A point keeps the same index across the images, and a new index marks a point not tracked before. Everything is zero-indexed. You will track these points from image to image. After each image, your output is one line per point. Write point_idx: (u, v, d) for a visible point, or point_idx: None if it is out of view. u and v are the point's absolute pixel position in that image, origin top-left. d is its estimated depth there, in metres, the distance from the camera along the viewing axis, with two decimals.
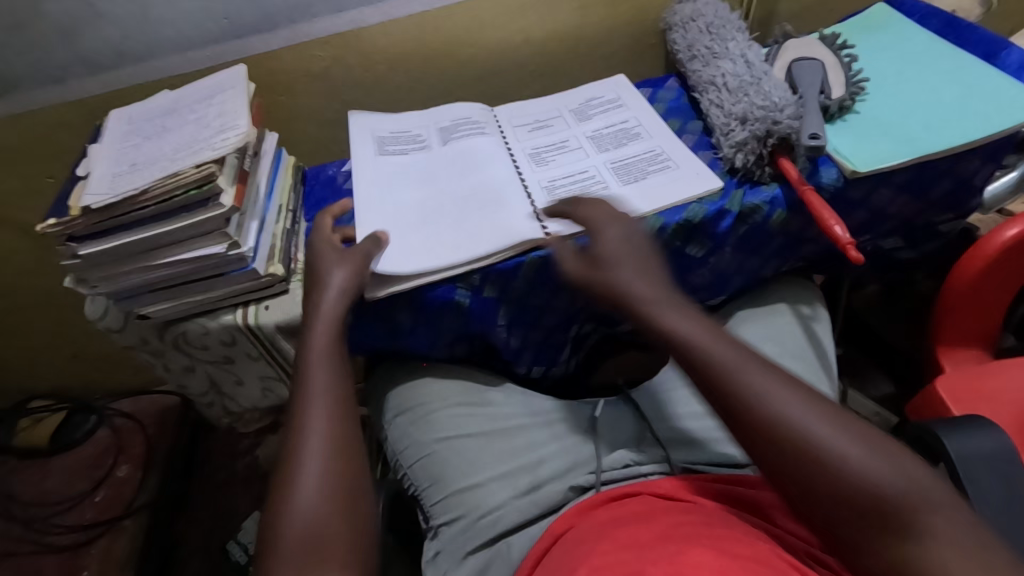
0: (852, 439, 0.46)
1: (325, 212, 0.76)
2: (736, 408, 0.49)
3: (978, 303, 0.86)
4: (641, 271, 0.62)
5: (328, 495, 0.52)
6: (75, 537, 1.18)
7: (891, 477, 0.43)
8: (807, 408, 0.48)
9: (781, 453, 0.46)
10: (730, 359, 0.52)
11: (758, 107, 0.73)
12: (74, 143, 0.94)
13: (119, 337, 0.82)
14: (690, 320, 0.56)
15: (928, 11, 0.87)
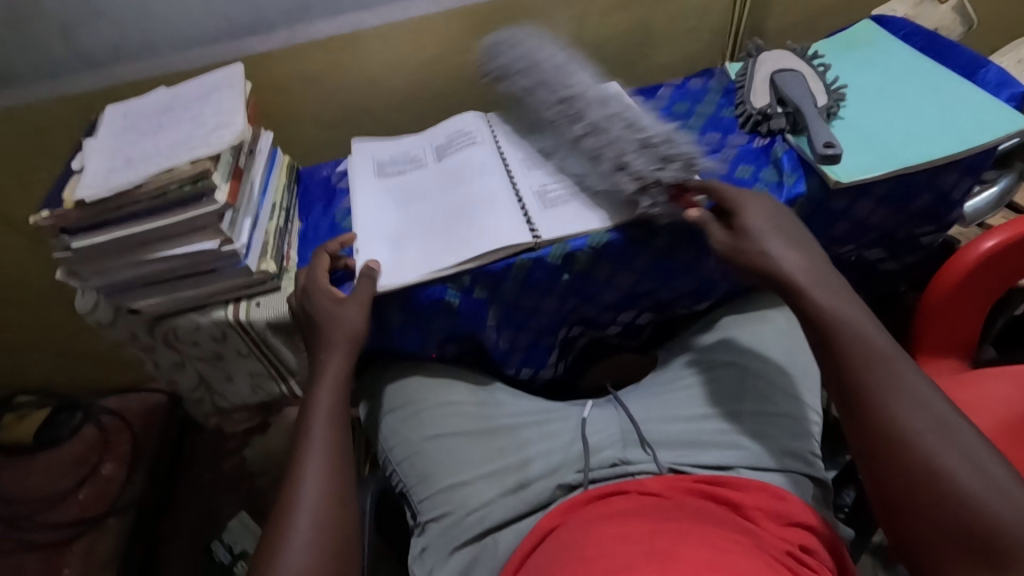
0: (959, 456, 0.52)
1: (324, 247, 0.76)
2: (872, 403, 0.56)
3: (956, 314, 0.88)
4: (788, 246, 0.66)
5: (326, 512, 0.58)
6: (56, 535, 1.17)
7: (987, 494, 0.49)
8: (929, 419, 0.54)
9: (887, 456, 0.54)
10: (886, 359, 0.58)
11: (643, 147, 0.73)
12: (68, 139, 0.94)
13: (109, 332, 0.82)
14: (851, 309, 0.62)
15: (911, 30, 0.90)
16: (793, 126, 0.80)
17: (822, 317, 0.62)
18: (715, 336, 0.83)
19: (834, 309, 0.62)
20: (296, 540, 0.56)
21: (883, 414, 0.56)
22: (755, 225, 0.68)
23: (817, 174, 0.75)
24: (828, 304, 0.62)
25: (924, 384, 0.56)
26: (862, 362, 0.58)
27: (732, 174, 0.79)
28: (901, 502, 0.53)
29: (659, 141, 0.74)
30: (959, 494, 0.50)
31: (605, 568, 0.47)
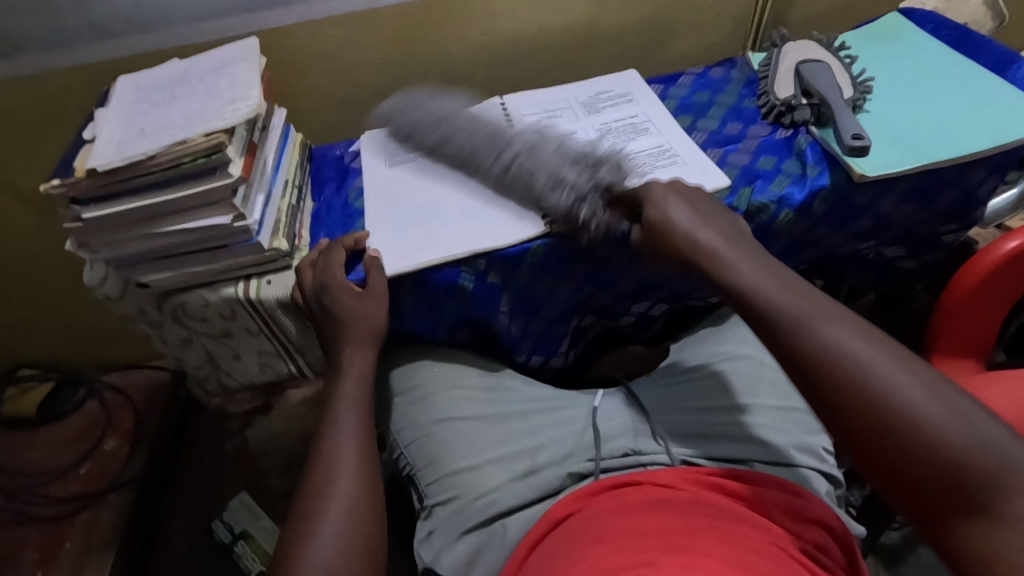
0: (918, 389, 0.47)
1: (339, 242, 0.73)
2: (818, 357, 0.51)
3: (975, 314, 0.87)
4: (701, 220, 0.65)
5: (355, 498, 0.58)
6: (58, 509, 1.17)
7: (951, 424, 0.45)
8: (881, 354, 0.50)
9: (839, 404, 0.49)
10: (803, 311, 0.55)
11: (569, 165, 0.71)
12: (79, 110, 0.93)
13: (118, 305, 0.81)
14: (769, 275, 0.59)
15: (940, 23, 0.88)
16: (817, 117, 0.80)
17: (739, 283, 0.59)
18: (729, 329, 0.82)
19: (762, 274, 0.59)
20: (330, 526, 0.55)
21: (830, 358, 0.51)
22: (678, 218, 0.65)
23: (842, 167, 0.74)
24: (747, 278, 0.59)
25: (847, 329, 0.52)
26: (797, 317, 0.54)
27: (754, 165, 0.78)
28: (858, 446, 0.48)
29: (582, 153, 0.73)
30: (925, 432, 0.45)
31: (628, 562, 0.46)
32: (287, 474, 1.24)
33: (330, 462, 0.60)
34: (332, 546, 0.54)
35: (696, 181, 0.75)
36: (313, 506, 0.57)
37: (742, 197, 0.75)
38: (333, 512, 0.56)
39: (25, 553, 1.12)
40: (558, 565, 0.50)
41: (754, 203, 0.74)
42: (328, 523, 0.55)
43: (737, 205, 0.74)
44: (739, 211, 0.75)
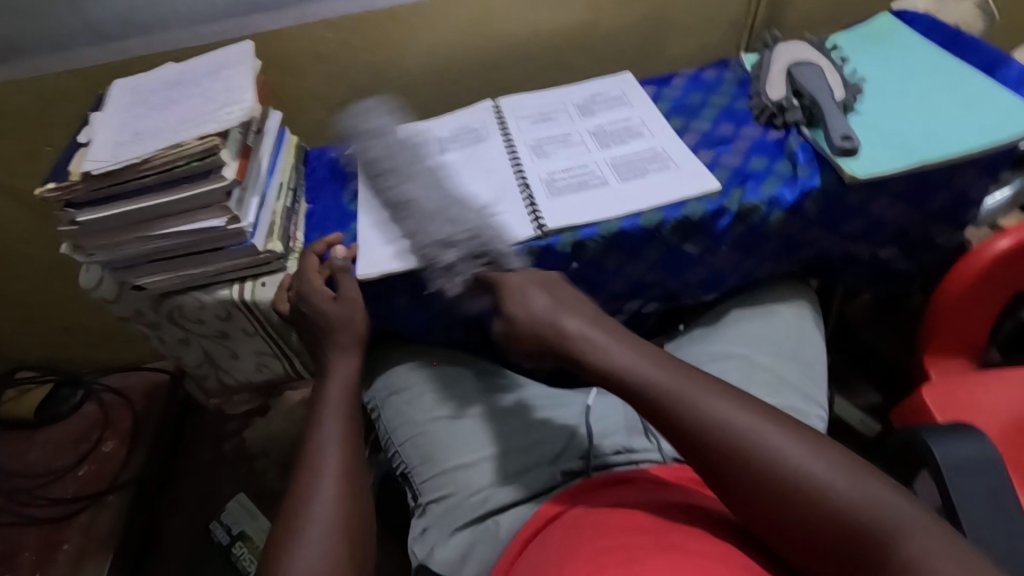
0: (798, 451, 0.49)
1: (309, 249, 0.75)
2: (697, 429, 0.52)
3: (967, 314, 0.88)
4: (577, 313, 0.64)
5: (342, 493, 0.58)
6: (56, 511, 1.18)
7: (833, 478, 0.47)
8: (752, 422, 0.51)
9: (731, 478, 0.50)
10: (673, 382, 0.55)
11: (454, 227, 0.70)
12: (75, 113, 0.93)
13: (114, 308, 0.82)
14: (642, 356, 0.59)
15: (931, 24, 0.89)
16: (809, 118, 0.79)
17: (614, 369, 0.58)
18: (722, 330, 0.83)
19: (621, 353, 0.59)
20: (319, 516, 0.55)
21: (715, 429, 0.51)
22: (543, 310, 0.65)
23: (832, 168, 0.74)
24: (616, 361, 0.59)
25: (722, 398, 0.53)
26: (682, 397, 0.54)
27: (745, 166, 0.78)
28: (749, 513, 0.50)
29: (458, 223, 0.71)
30: (818, 492, 0.47)
31: (615, 557, 0.46)
32: (285, 475, 1.24)
33: (322, 458, 0.60)
34: (322, 541, 0.53)
35: (688, 183, 0.76)
36: (305, 502, 0.57)
37: (734, 198, 0.75)
38: (325, 507, 0.56)
39: (24, 554, 1.13)
40: (549, 562, 0.50)
41: (745, 203, 0.75)
42: (319, 517, 0.55)
43: (729, 205, 0.75)
44: (730, 212, 0.75)
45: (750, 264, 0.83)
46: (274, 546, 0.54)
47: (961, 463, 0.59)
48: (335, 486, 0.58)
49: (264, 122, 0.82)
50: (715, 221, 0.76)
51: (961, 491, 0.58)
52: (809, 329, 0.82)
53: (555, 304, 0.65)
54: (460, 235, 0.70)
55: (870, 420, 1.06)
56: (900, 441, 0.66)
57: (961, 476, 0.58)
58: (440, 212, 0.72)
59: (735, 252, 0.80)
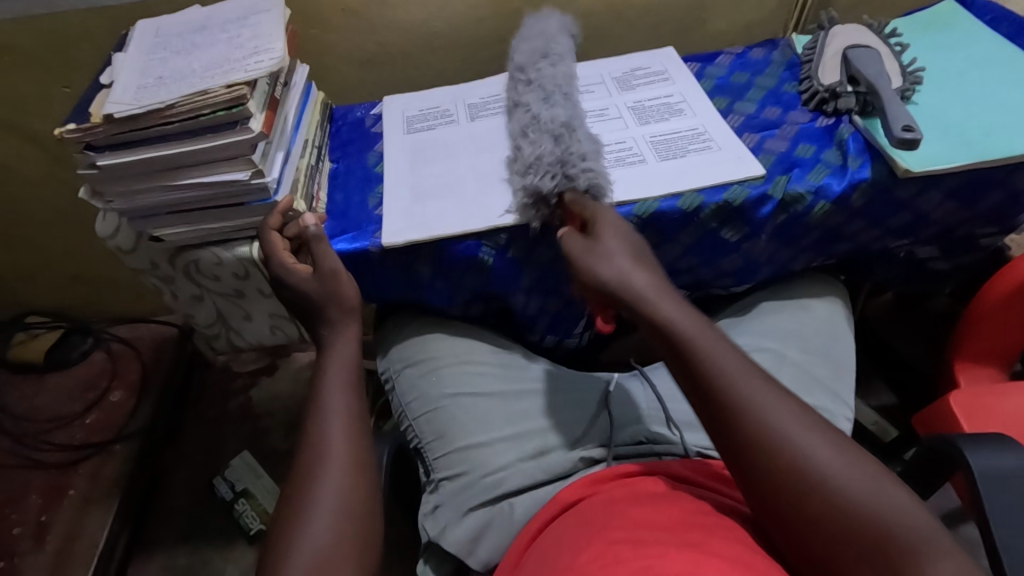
0: (830, 453, 0.46)
1: (267, 228, 0.70)
2: (742, 418, 0.48)
3: (1007, 322, 0.85)
4: (629, 274, 0.57)
5: (353, 460, 0.56)
6: (63, 456, 1.18)
7: (865, 487, 0.44)
8: (793, 418, 0.48)
9: (759, 475, 0.47)
10: (722, 352, 0.51)
11: (556, 149, 0.67)
12: (94, 54, 0.90)
13: (130, 258, 0.80)
14: (693, 317, 0.54)
15: (999, 14, 0.84)
16: (862, 106, 0.76)
17: (673, 327, 0.53)
18: (751, 321, 0.81)
19: (669, 310, 0.54)
20: (327, 488, 0.53)
21: (765, 423, 0.47)
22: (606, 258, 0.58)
23: (885, 160, 0.71)
24: (672, 318, 0.53)
25: (766, 386, 0.49)
26: (725, 374, 0.50)
27: (791, 152, 0.75)
28: (761, 506, 0.47)
29: (563, 153, 0.67)
30: (839, 496, 0.44)
31: (637, 550, 0.45)
32: (290, 437, 1.24)
33: (332, 424, 0.58)
34: (332, 513, 0.52)
35: (730, 167, 0.72)
36: (313, 469, 0.55)
37: (778, 185, 0.72)
38: (333, 477, 0.54)
39: (30, 497, 1.14)
40: (565, 549, 0.49)
41: (790, 192, 0.72)
42: (328, 488, 0.53)
43: (773, 193, 0.71)
44: (773, 200, 0.72)
45: (786, 255, 0.80)
46: (283, 516, 0.52)
47: (997, 475, 0.57)
48: (344, 457, 0.56)
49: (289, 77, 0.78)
50: (756, 208, 0.72)
51: (998, 503, 0.56)
52: (842, 327, 0.79)
53: (618, 249, 0.59)
54: (554, 160, 0.66)
55: (883, 421, 1.04)
56: (931, 447, 0.64)
57: (998, 488, 0.56)
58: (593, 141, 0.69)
59: (773, 241, 0.77)
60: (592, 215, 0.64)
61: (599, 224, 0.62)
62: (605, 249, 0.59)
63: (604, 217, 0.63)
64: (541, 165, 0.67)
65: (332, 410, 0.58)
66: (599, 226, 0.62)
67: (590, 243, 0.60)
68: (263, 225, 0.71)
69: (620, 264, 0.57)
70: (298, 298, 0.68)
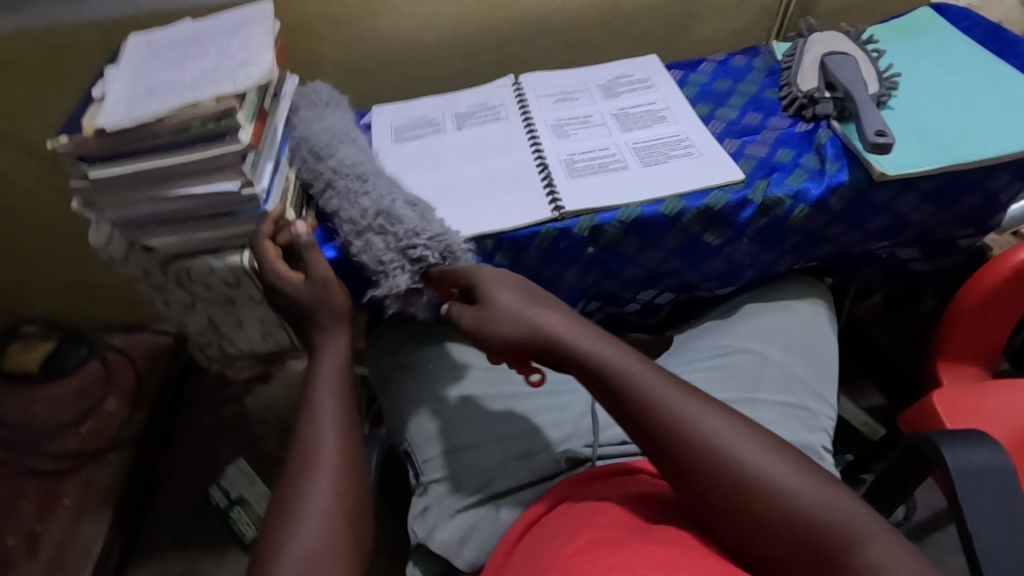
0: (759, 453, 0.48)
1: (259, 236, 0.71)
2: (669, 445, 0.50)
3: (985, 321, 0.86)
4: (550, 305, 0.57)
5: (343, 463, 0.57)
6: (57, 465, 1.19)
7: (796, 482, 0.47)
8: (716, 425, 0.50)
9: (700, 490, 0.48)
10: (646, 380, 0.52)
11: (386, 237, 0.66)
12: (88, 67, 0.91)
13: (122, 268, 0.81)
14: (611, 343, 0.54)
15: (973, 20, 0.86)
16: (840, 112, 0.77)
17: (597, 361, 0.53)
18: (736, 322, 0.82)
19: (587, 343, 0.54)
20: (317, 491, 0.54)
21: (694, 443, 0.49)
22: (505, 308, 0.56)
23: (861, 163, 0.73)
24: (593, 351, 0.53)
25: (692, 403, 0.51)
26: (644, 402, 0.51)
27: (771, 157, 0.76)
28: (711, 517, 0.49)
29: (403, 237, 0.65)
30: (772, 493, 0.46)
31: (620, 548, 0.46)
32: (285, 445, 1.24)
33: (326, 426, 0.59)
34: (322, 514, 0.53)
35: (711, 172, 0.74)
36: (304, 473, 0.56)
37: (758, 190, 0.73)
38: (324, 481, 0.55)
39: (24, 505, 1.14)
40: (548, 549, 0.50)
41: (770, 196, 0.73)
42: (319, 491, 0.54)
43: (753, 197, 0.73)
44: (753, 204, 0.73)
45: (769, 258, 0.81)
46: (272, 520, 0.53)
47: (972, 470, 0.58)
48: (335, 460, 0.57)
49: (282, 89, 0.80)
50: (737, 212, 0.74)
51: (972, 498, 0.57)
52: (825, 328, 0.81)
53: (521, 289, 0.58)
54: (392, 251, 0.65)
55: (872, 422, 1.05)
56: (910, 445, 0.65)
57: (973, 484, 0.58)
58: (411, 210, 0.68)
59: (755, 245, 0.79)
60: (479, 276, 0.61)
61: (483, 275, 0.60)
62: (507, 294, 0.58)
63: (487, 276, 0.60)
64: (389, 259, 0.66)
65: (324, 412, 0.59)
66: (489, 283, 0.59)
67: (478, 303, 0.58)
68: (257, 233, 0.71)
69: (528, 310, 0.56)
70: (289, 304, 0.69)
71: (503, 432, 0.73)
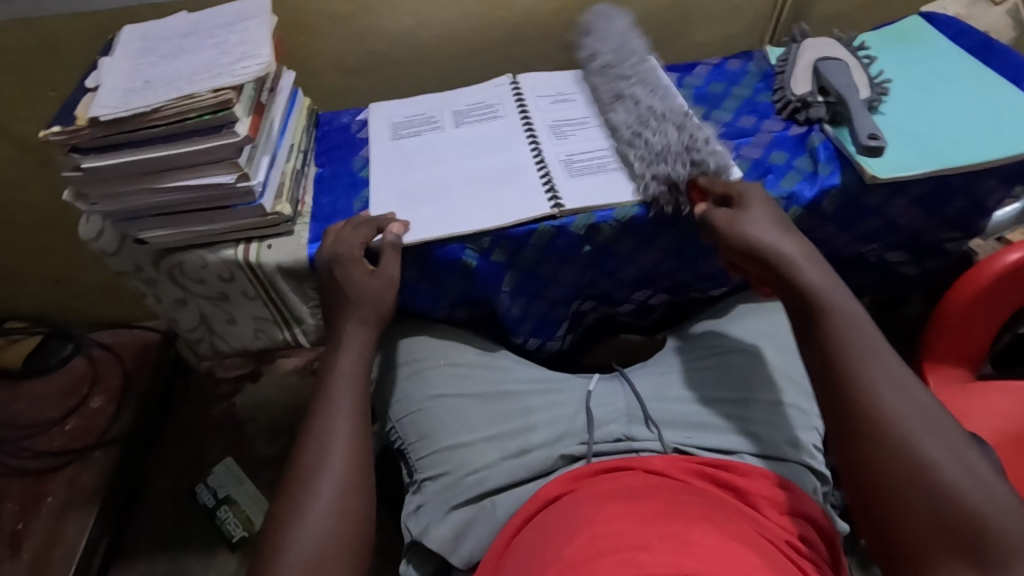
0: (935, 436, 0.50)
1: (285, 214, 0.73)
2: (859, 375, 0.54)
3: (972, 322, 0.88)
4: (789, 241, 0.64)
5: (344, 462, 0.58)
6: (41, 463, 1.17)
7: (966, 483, 0.47)
8: (912, 404, 0.52)
9: (860, 427, 0.52)
10: (855, 317, 0.57)
11: (680, 141, 0.73)
12: (79, 58, 0.90)
13: (113, 261, 0.80)
14: (844, 293, 0.59)
15: (961, 29, 0.88)
16: (832, 117, 0.79)
17: (815, 291, 0.59)
18: (729, 321, 0.82)
19: (815, 279, 0.60)
20: (321, 492, 0.55)
21: (874, 392, 0.53)
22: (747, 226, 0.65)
23: (854, 167, 0.74)
24: (819, 287, 0.59)
25: (901, 368, 0.54)
26: (857, 348, 0.55)
27: (765, 159, 0.77)
28: (863, 460, 0.51)
29: (691, 141, 0.73)
30: (933, 472, 0.48)
31: (620, 545, 0.46)
32: (274, 443, 1.23)
33: (333, 427, 0.60)
34: (326, 515, 0.54)
35: None
36: (309, 475, 0.57)
37: None
38: (330, 482, 0.56)
39: (6, 505, 1.13)
40: (545, 546, 0.51)
41: None
42: (324, 493, 0.55)
43: None
44: None
45: None
46: (276, 520, 0.54)
47: None
48: (340, 462, 0.58)
49: (280, 83, 0.79)
50: None
51: None
52: None
53: (766, 222, 0.65)
54: (680, 149, 0.72)
55: None
56: None
57: None
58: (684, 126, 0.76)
59: None
60: (744, 199, 0.68)
61: (748, 200, 0.68)
62: (752, 220, 0.65)
63: (750, 194, 0.68)
64: (669, 155, 0.72)
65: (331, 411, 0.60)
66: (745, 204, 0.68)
67: (743, 215, 0.66)
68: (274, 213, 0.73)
69: (774, 238, 0.63)
70: None
71: (500, 429, 0.74)
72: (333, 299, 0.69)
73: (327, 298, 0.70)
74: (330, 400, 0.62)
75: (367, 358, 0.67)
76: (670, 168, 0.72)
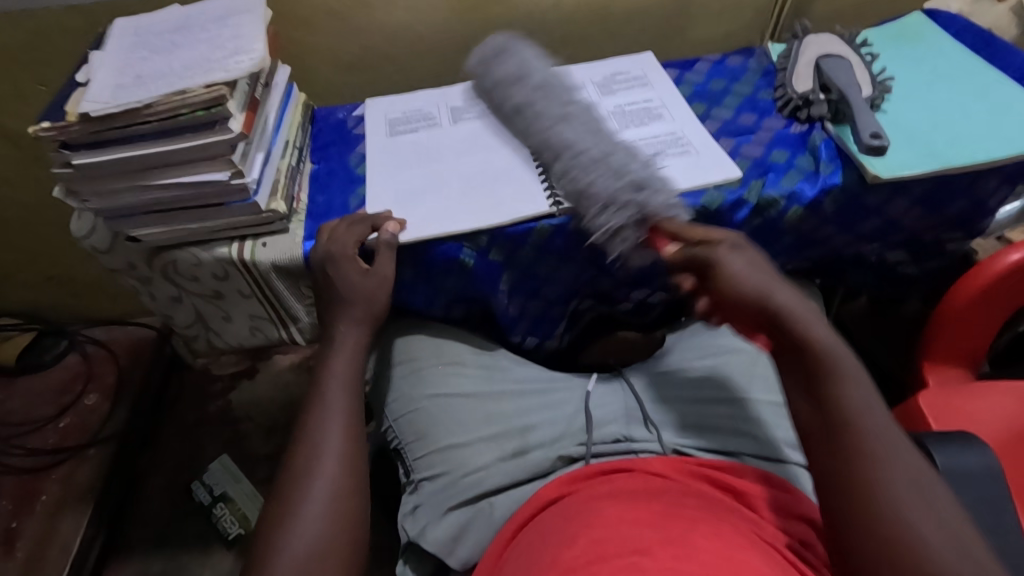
0: (930, 511, 0.46)
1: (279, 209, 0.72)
2: (850, 439, 0.50)
3: (972, 323, 0.87)
4: (787, 288, 0.59)
5: (339, 464, 0.57)
6: (35, 461, 1.16)
7: (964, 569, 0.43)
8: (908, 481, 0.48)
9: (849, 495, 0.48)
10: (850, 369, 0.53)
11: (625, 181, 0.65)
12: (71, 52, 0.89)
13: (106, 259, 0.79)
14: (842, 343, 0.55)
15: (964, 26, 0.87)
16: (834, 114, 0.78)
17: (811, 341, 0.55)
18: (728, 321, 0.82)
19: (813, 326, 0.56)
20: (316, 493, 0.55)
21: (868, 454, 0.49)
22: (742, 276, 0.59)
23: (855, 166, 0.73)
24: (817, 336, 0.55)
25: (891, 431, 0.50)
26: (851, 405, 0.51)
27: (766, 158, 0.77)
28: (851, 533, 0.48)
29: (635, 182, 0.65)
30: (927, 559, 0.44)
31: (620, 550, 0.46)
32: (270, 441, 1.22)
33: (328, 429, 0.59)
34: (321, 516, 0.53)
35: (708, 171, 0.74)
36: (304, 476, 0.56)
37: (753, 190, 0.74)
38: (322, 483, 0.55)
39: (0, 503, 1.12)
40: (543, 550, 0.50)
41: (764, 196, 0.74)
42: (318, 495, 0.55)
43: (748, 197, 0.73)
44: (749, 204, 0.74)
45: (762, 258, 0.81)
46: (269, 522, 0.54)
47: (960, 472, 0.59)
48: (335, 463, 0.57)
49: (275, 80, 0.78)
50: (732, 212, 0.74)
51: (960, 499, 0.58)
52: None
53: (761, 270, 0.61)
54: (629, 190, 0.65)
55: None
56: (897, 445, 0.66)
57: (961, 485, 0.58)
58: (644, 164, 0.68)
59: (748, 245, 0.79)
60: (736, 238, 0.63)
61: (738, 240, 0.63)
62: (742, 266, 0.61)
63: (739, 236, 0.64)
64: (621, 196, 0.65)
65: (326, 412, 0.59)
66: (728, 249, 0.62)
67: (740, 255, 0.61)
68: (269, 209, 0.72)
69: (769, 287, 0.59)
70: None
71: (498, 428, 0.73)
72: (328, 299, 0.68)
73: (322, 298, 0.69)
74: (325, 400, 0.61)
75: (361, 359, 0.66)
76: (618, 217, 0.65)
